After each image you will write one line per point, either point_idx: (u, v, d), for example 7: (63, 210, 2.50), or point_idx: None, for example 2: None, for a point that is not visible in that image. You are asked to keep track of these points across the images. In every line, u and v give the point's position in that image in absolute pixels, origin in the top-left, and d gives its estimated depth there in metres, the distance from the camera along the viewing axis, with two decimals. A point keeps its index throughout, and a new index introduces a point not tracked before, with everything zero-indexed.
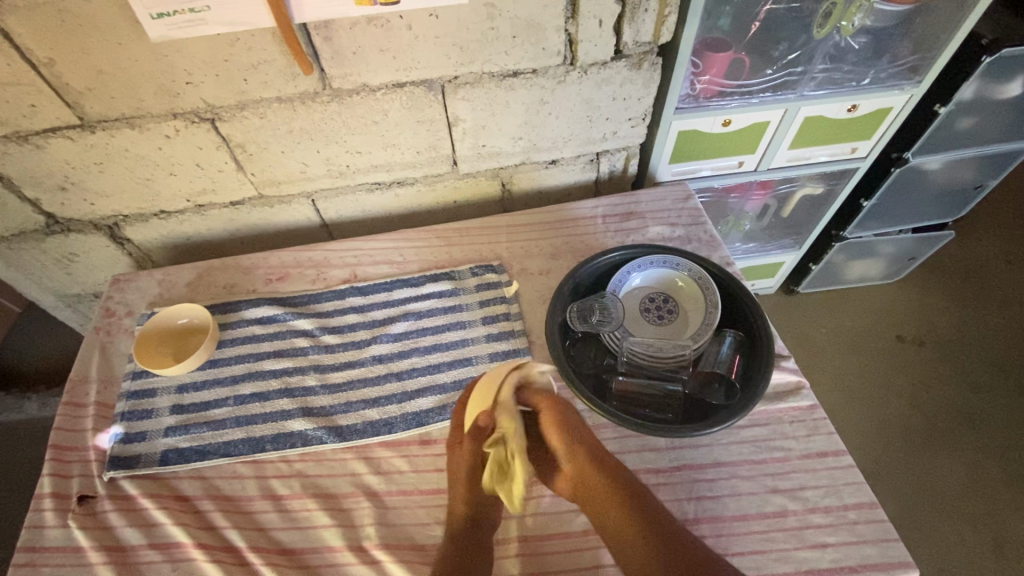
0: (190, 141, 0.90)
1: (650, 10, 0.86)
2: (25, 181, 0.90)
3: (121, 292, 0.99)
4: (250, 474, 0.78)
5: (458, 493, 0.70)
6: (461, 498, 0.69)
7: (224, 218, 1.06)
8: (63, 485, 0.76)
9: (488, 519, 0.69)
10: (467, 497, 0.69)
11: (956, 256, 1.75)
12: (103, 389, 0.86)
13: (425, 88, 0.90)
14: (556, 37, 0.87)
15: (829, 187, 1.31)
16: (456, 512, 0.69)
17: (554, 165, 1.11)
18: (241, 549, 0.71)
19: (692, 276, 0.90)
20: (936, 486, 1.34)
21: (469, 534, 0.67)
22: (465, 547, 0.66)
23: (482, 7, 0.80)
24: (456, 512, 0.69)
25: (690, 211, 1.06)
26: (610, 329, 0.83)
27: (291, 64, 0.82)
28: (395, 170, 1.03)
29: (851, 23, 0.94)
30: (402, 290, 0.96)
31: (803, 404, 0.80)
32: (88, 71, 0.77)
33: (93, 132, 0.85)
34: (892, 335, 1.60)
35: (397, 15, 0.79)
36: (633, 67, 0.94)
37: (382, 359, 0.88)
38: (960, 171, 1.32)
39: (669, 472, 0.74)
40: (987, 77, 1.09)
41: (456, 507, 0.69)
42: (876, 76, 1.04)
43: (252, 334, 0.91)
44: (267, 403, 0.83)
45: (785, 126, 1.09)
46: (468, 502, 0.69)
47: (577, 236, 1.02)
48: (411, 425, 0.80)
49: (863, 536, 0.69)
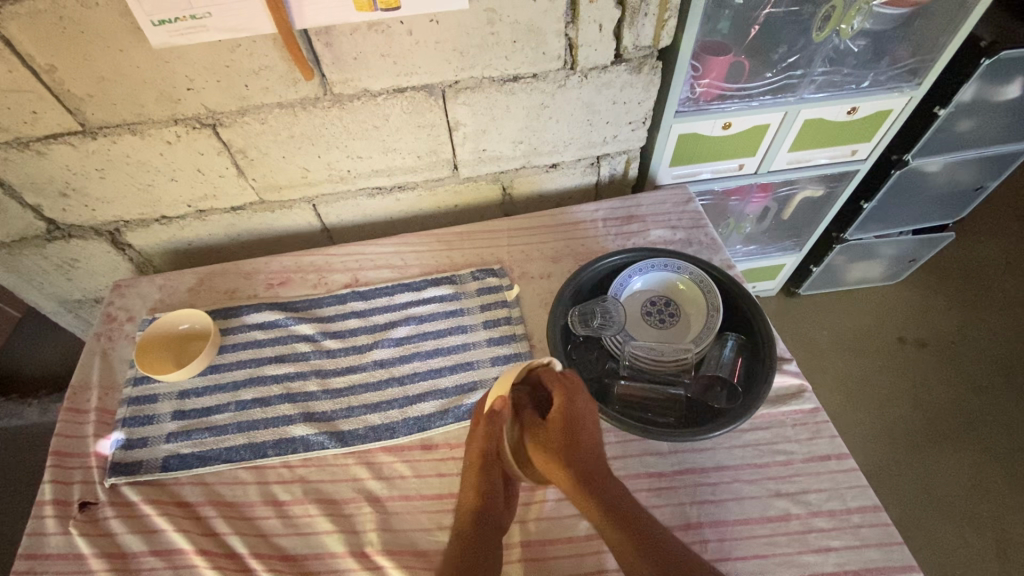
0: (191, 146, 0.90)
1: (650, 14, 0.86)
2: (26, 187, 0.90)
3: (122, 297, 0.99)
4: (252, 480, 0.77)
5: (469, 482, 0.67)
6: (472, 487, 0.67)
7: (225, 223, 1.06)
8: (65, 492, 0.76)
9: (498, 513, 0.66)
10: (479, 487, 0.66)
11: (957, 257, 1.75)
12: (103, 395, 0.86)
13: (426, 93, 0.90)
14: (556, 42, 0.87)
15: (830, 189, 1.31)
16: (466, 505, 0.66)
17: (555, 169, 1.11)
18: (243, 555, 0.71)
19: (693, 279, 0.89)
20: (938, 487, 1.34)
21: (477, 530, 0.64)
22: (472, 540, 0.63)
23: (482, 13, 0.81)
24: (465, 505, 0.66)
25: (690, 214, 1.06)
26: (612, 333, 0.83)
27: (291, 70, 0.82)
28: (396, 175, 1.03)
29: (850, 26, 0.94)
30: (403, 295, 0.96)
31: (806, 408, 0.80)
32: (89, 78, 0.78)
33: (94, 138, 0.85)
34: (893, 337, 1.60)
35: (398, 21, 0.79)
36: (633, 71, 0.94)
37: (383, 364, 0.88)
38: (960, 172, 1.32)
39: (672, 476, 0.74)
40: (986, 79, 1.09)
41: (466, 498, 0.67)
42: (876, 78, 1.04)
43: (254, 340, 0.91)
44: (269, 409, 0.83)
45: (785, 128, 1.09)
46: (480, 492, 0.66)
47: (578, 240, 1.02)
48: (412, 430, 0.80)
49: (867, 539, 0.68)
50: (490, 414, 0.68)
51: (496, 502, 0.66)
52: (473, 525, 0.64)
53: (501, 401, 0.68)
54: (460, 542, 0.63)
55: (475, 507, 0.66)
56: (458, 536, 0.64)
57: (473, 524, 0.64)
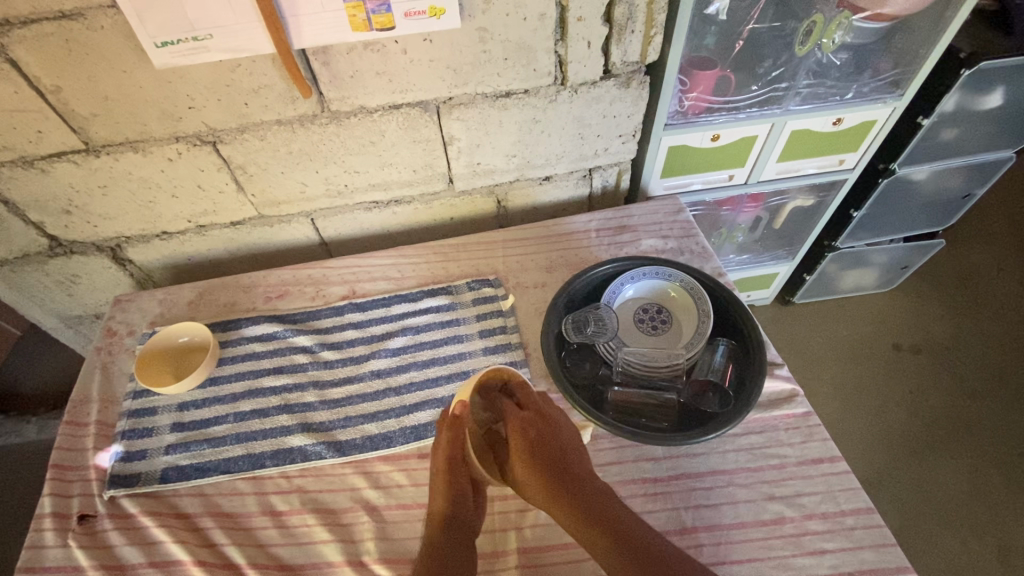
0: (192, 163, 0.92)
1: (637, 31, 0.89)
2: (30, 205, 0.92)
3: (123, 312, 1.00)
4: (250, 491, 0.78)
5: (438, 489, 0.68)
6: (440, 494, 0.68)
7: (226, 238, 1.08)
8: (64, 504, 0.76)
9: (467, 518, 0.67)
10: (448, 493, 0.67)
11: (948, 265, 1.77)
12: (103, 409, 0.87)
13: (421, 109, 0.93)
14: (546, 59, 0.90)
15: (820, 198, 1.34)
16: (435, 510, 0.67)
17: (548, 181, 1.13)
18: (242, 565, 0.71)
19: (684, 287, 0.91)
20: (937, 494, 1.34)
21: (446, 533, 0.65)
22: (444, 543, 0.64)
23: (474, 32, 0.84)
24: (434, 511, 0.68)
25: (681, 224, 1.08)
26: (605, 340, 0.85)
27: (290, 88, 0.85)
28: (392, 189, 1.06)
29: (831, 40, 0.97)
30: (400, 306, 0.98)
31: (798, 412, 0.81)
32: (94, 98, 0.80)
33: (97, 156, 0.88)
34: (889, 344, 1.61)
35: (393, 40, 0.82)
36: (622, 86, 0.97)
37: (381, 374, 0.89)
38: (947, 180, 1.35)
39: (667, 481, 0.75)
40: (967, 89, 1.12)
41: (435, 505, 0.68)
42: (859, 90, 1.07)
43: (253, 351, 0.92)
44: (267, 420, 0.84)
45: (772, 139, 1.12)
46: (448, 497, 0.67)
47: (572, 250, 1.04)
48: (409, 439, 0.81)
49: (861, 541, 0.69)
50: (453, 422, 0.71)
51: (466, 507, 0.68)
52: (444, 532, 0.65)
53: (462, 407, 0.71)
54: (430, 548, 0.64)
55: (446, 513, 0.67)
56: (429, 541, 0.65)
57: (443, 528, 0.66)
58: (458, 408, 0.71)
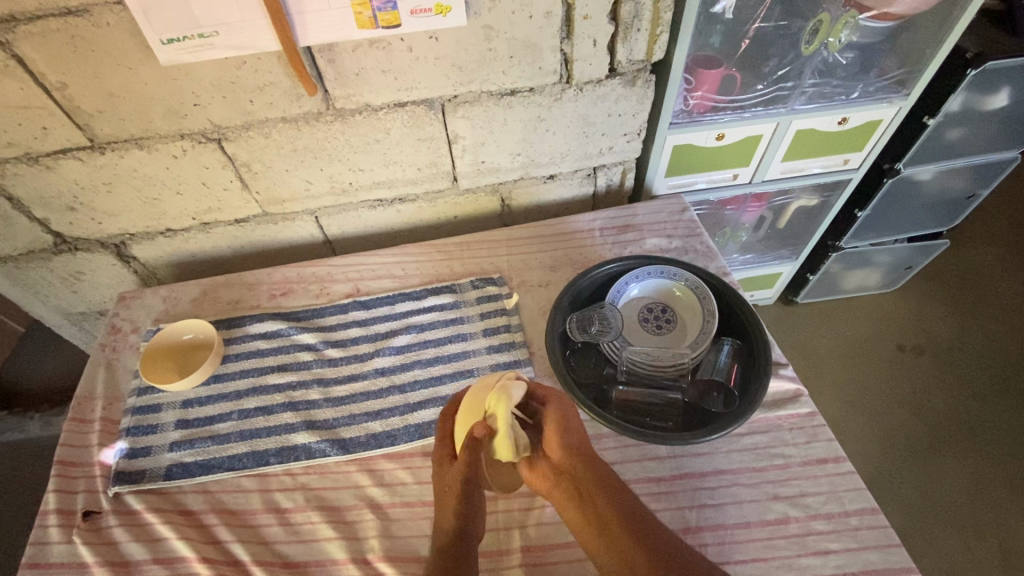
0: (197, 160, 0.92)
1: (643, 30, 0.89)
2: (35, 201, 0.92)
3: (127, 309, 1.00)
4: (255, 488, 0.78)
5: (449, 508, 0.65)
6: (451, 512, 0.65)
7: (230, 235, 1.08)
8: (69, 501, 0.77)
9: (477, 528, 0.66)
10: (460, 512, 0.65)
11: (953, 265, 1.77)
12: (108, 405, 0.87)
13: (426, 107, 0.93)
14: (552, 57, 0.90)
15: (824, 198, 1.33)
16: (444, 525, 0.65)
17: (552, 180, 1.13)
18: (246, 562, 0.71)
19: (689, 286, 0.91)
20: (939, 494, 1.34)
21: (456, 545, 0.64)
22: (454, 555, 0.63)
23: (480, 30, 0.83)
24: (444, 526, 0.65)
25: (686, 223, 1.08)
26: (610, 339, 0.85)
27: (296, 85, 0.85)
28: (396, 187, 1.06)
29: (838, 39, 0.96)
30: (404, 304, 0.98)
31: (803, 412, 0.81)
32: (99, 95, 0.80)
33: (102, 153, 0.88)
34: (892, 344, 1.61)
35: (398, 38, 0.81)
36: (627, 84, 0.96)
37: (384, 372, 0.89)
38: (952, 180, 1.34)
39: (671, 481, 0.74)
40: (973, 89, 1.11)
41: (444, 521, 0.65)
42: (865, 89, 1.07)
43: (258, 349, 0.92)
44: (271, 417, 0.84)
45: (777, 139, 1.11)
46: (459, 514, 0.65)
47: (576, 248, 1.04)
48: (414, 437, 0.81)
49: (865, 542, 0.69)
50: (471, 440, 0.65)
51: (476, 520, 0.65)
52: (454, 543, 0.64)
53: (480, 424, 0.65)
54: (441, 556, 0.63)
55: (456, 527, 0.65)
56: (439, 552, 0.64)
57: (454, 542, 0.64)
58: (473, 425, 0.65)
